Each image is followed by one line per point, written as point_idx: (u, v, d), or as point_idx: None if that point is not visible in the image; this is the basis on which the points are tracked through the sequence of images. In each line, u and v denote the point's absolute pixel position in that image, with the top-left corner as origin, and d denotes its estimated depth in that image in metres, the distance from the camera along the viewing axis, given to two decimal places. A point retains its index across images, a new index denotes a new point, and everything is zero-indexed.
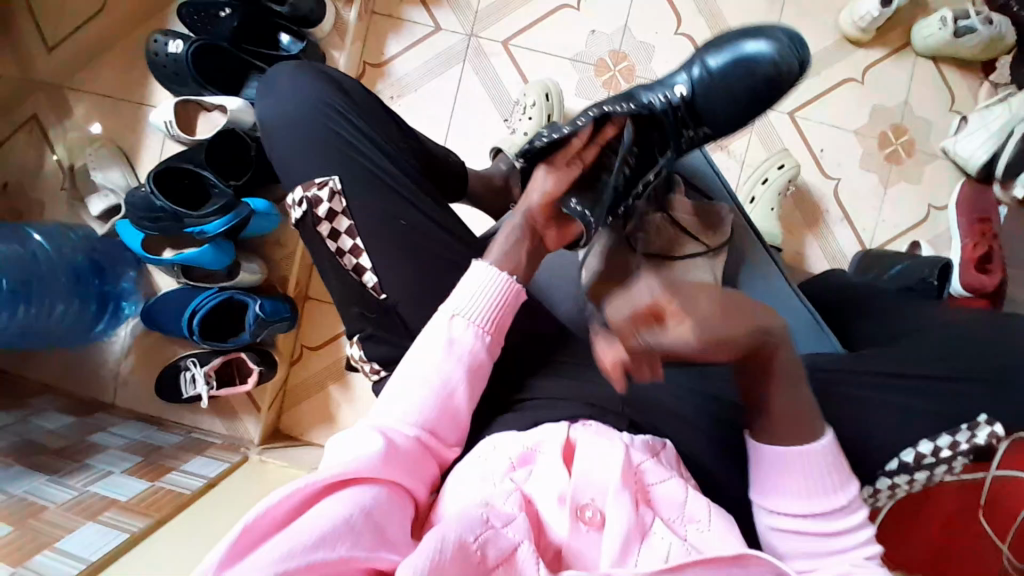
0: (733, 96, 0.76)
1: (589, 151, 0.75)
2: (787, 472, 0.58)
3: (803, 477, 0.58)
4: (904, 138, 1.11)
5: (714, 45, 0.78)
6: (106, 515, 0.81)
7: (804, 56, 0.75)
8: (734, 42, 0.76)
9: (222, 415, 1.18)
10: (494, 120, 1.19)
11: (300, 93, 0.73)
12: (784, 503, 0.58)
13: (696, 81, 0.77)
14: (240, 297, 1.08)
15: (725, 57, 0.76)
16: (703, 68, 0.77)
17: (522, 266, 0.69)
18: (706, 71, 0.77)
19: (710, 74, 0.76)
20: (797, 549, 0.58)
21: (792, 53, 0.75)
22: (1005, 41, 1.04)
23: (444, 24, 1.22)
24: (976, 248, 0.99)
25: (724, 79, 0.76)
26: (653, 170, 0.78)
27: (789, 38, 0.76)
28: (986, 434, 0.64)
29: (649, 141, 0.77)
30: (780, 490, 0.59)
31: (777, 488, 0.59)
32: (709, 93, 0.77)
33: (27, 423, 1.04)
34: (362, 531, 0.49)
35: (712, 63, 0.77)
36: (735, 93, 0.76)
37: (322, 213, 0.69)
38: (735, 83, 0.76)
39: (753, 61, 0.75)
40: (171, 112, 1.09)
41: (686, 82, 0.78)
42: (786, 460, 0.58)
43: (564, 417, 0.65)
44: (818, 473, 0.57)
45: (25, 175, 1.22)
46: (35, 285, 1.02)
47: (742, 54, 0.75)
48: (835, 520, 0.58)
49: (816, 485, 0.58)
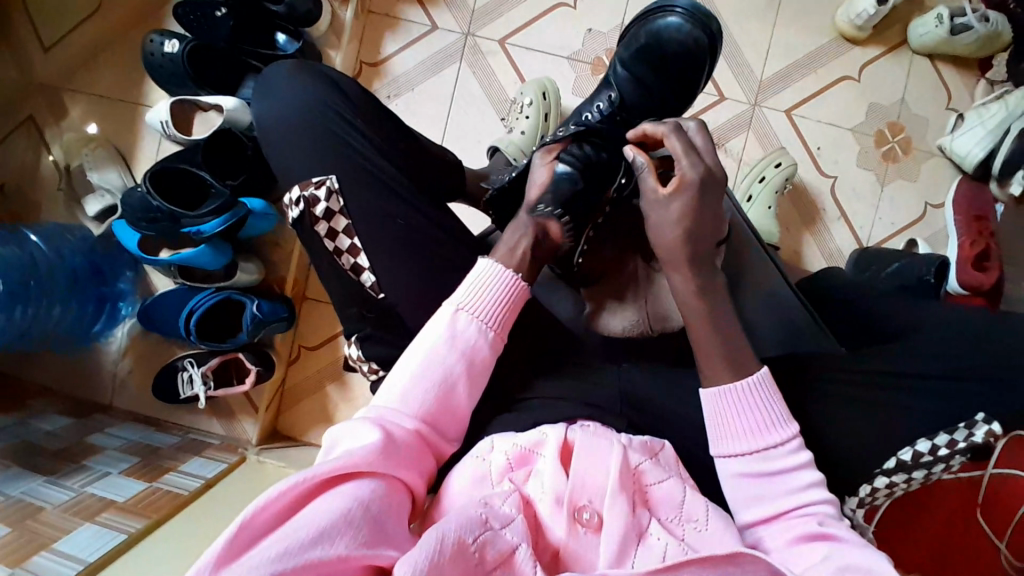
0: (658, 78, 0.77)
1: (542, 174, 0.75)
2: (740, 409, 0.61)
3: (757, 413, 0.61)
4: (901, 136, 1.11)
5: (622, 40, 0.79)
6: (104, 517, 0.81)
7: (713, 24, 0.74)
8: (637, 30, 0.77)
9: (220, 416, 1.18)
10: (491, 119, 1.19)
11: (297, 92, 0.73)
12: (733, 445, 0.61)
13: (620, 80, 0.79)
14: (237, 297, 1.08)
15: (633, 47, 0.77)
16: (620, 66, 0.78)
17: (527, 262, 0.68)
18: (625, 68, 0.78)
19: (628, 69, 0.78)
20: (747, 499, 0.60)
21: (696, 25, 0.74)
22: (1002, 38, 1.04)
23: (440, 23, 1.21)
24: (974, 246, 0.99)
25: (642, 69, 0.77)
26: (622, 172, 0.77)
27: (689, 10, 0.74)
28: (983, 432, 0.64)
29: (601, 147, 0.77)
30: (736, 432, 0.61)
31: (726, 432, 0.61)
32: (635, 86, 0.78)
33: (24, 424, 1.03)
34: (361, 526, 0.48)
35: (628, 59, 0.78)
36: (659, 79, 0.77)
37: (319, 213, 0.69)
38: (655, 71, 0.77)
39: (663, 41, 0.75)
40: (167, 113, 1.08)
41: (612, 87, 0.79)
42: (739, 397, 0.61)
43: (564, 418, 0.65)
44: (769, 407, 0.61)
45: (21, 174, 1.22)
46: (31, 288, 1.01)
47: (648, 38, 0.76)
48: (780, 461, 0.60)
49: (760, 421, 0.61)
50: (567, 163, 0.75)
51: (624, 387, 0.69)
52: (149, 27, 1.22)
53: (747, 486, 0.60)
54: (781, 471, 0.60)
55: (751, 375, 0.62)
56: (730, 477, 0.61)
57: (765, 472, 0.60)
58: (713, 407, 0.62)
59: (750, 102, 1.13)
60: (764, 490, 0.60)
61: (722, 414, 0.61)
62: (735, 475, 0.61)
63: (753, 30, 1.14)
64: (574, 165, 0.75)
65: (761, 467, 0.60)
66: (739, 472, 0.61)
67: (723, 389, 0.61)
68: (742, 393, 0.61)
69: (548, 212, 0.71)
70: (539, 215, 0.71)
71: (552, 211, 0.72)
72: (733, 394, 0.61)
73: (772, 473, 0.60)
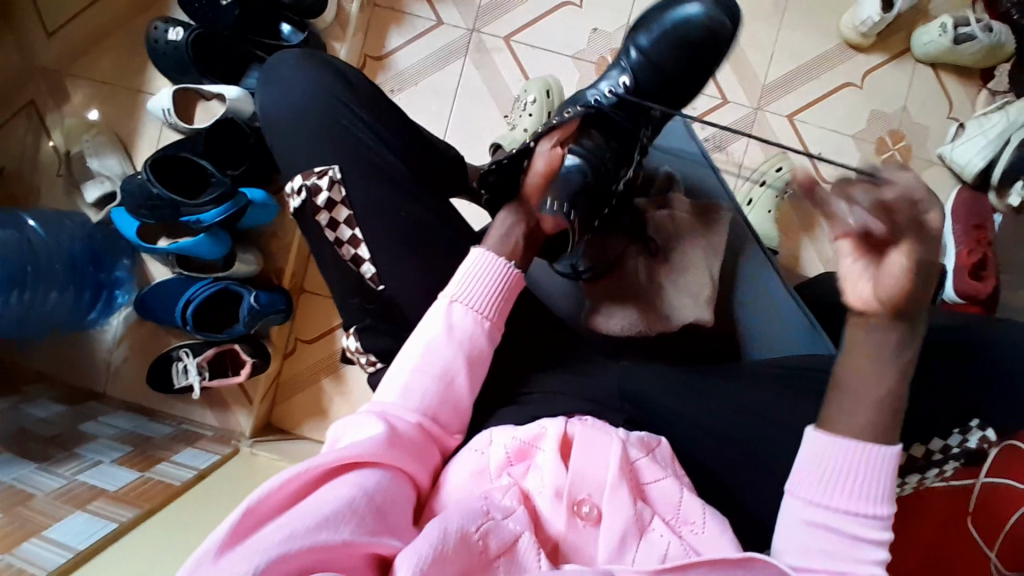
0: (673, 62, 0.81)
1: (540, 162, 0.77)
2: (850, 467, 0.57)
3: (866, 478, 0.57)
4: (901, 143, 1.12)
5: (640, 27, 0.83)
6: (94, 505, 0.80)
7: (733, 12, 0.81)
8: (659, 18, 0.81)
9: (214, 407, 1.18)
10: (493, 115, 1.19)
11: (300, 82, 0.73)
12: (824, 496, 0.57)
13: (636, 64, 0.81)
14: (234, 288, 1.07)
15: (654, 34, 0.81)
16: (637, 50, 0.81)
17: (518, 252, 0.70)
18: (642, 52, 0.81)
19: (646, 53, 0.81)
20: (808, 548, 0.57)
21: (721, 12, 0.80)
22: (1004, 49, 1.04)
23: (446, 19, 1.21)
24: (971, 254, 0.98)
25: (660, 53, 0.81)
26: (630, 168, 0.80)
27: None
28: (977, 438, 0.68)
29: (615, 130, 0.79)
30: (838, 486, 0.57)
31: (819, 480, 0.58)
32: (650, 70, 0.81)
33: (17, 410, 1.03)
34: (365, 514, 0.48)
35: (644, 42, 0.81)
36: (674, 63, 0.81)
37: (321, 201, 0.69)
38: (670, 55, 0.80)
39: (685, 28, 0.80)
40: (169, 100, 1.08)
41: (627, 70, 0.82)
42: (858, 460, 0.57)
43: (562, 412, 0.65)
44: (884, 479, 0.57)
45: (19, 159, 1.21)
46: (29, 274, 1.00)
47: (670, 26, 0.80)
48: (864, 528, 0.56)
49: (868, 488, 0.57)
50: (575, 156, 0.77)
51: (625, 386, 0.69)
52: (151, 14, 1.21)
53: (817, 537, 0.57)
54: (864, 539, 0.56)
55: (884, 448, 0.57)
56: (803, 520, 0.58)
57: (845, 533, 0.56)
58: (821, 453, 0.58)
59: (752, 106, 1.14)
60: (835, 548, 0.56)
61: (831, 465, 0.58)
62: (810, 524, 0.58)
63: (758, 33, 1.14)
64: (585, 157, 0.77)
65: (840, 525, 0.56)
66: (815, 521, 0.57)
67: (846, 442, 0.58)
68: (873, 458, 0.57)
69: (559, 208, 0.74)
70: (549, 210, 0.74)
71: (562, 207, 0.74)
72: (854, 451, 0.57)
73: (849, 535, 0.56)
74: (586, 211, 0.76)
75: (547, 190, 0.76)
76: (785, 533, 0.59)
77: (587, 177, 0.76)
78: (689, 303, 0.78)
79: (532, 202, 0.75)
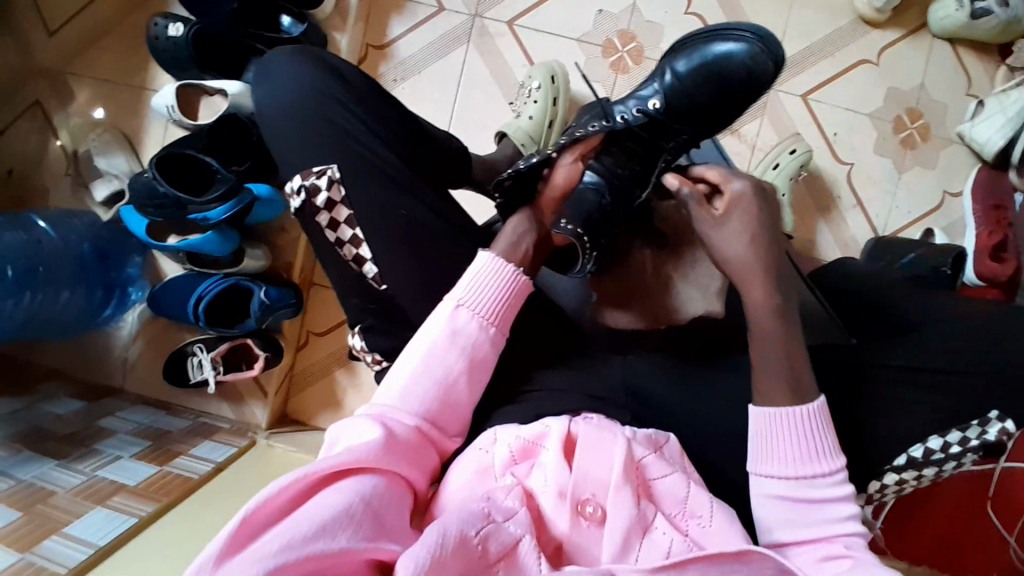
0: (709, 94, 0.77)
1: (559, 173, 0.74)
2: (792, 431, 0.60)
3: (810, 439, 0.60)
4: (919, 122, 1.08)
5: (680, 51, 0.79)
6: (114, 500, 0.82)
7: (778, 51, 0.75)
8: (701, 45, 0.77)
9: (228, 400, 1.19)
10: (497, 103, 1.17)
11: (296, 79, 0.72)
12: (777, 469, 0.60)
13: (668, 88, 0.78)
14: (244, 283, 1.08)
15: (693, 60, 0.77)
16: (672, 74, 0.78)
17: (527, 258, 0.69)
18: (677, 77, 0.77)
19: (681, 79, 0.77)
20: (779, 519, 0.60)
21: (766, 53, 0.75)
22: (1023, 23, 1.00)
23: (447, 4, 1.19)
24: (991, 236, 0.96)
25: (695, 82, 0.77)
26: (647, 188, 0.77)
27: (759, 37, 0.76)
28: (997, 430, 0.64)
29: (635, 150, 0.78)
30: (784, 456, 0.60)
31: (770, 456, 0.60)
32: (682, 99, 0.78)
33: (38, 408, 1.06)
34: (362, 521, 0.49)
35: (681, 68, 0.78)
36: (710, 96, 0.77)
37: (320, 203, 0.69)
38: (706, 88, 0.77)
39: (726, 62, 0.75)
40: (171, 97, 1.07)
41: (658, 92, 0.78)
42: (792, 423, 0.60)
43: (565, 410, 0.66)
44: (819, 438, 0.60)
45: (29, 159, 1.22)
46: (40, 273, 1.02)
47: (711, 56, 0.76)
48: (816, 488, 0.59)
49: (807, 450, 0.60)
50: (593, 173, 0.76)
51: (628, 380, 0.69)
52: (151, 9, 1.20)
53: (784, 509, 0.60)
54: (821, 501, 0.59)
55: (809, 404, 0.60)
56: (764, 496, 0.61)
57: (801, 499, 0.59)
58: (764, 427, 0.61)
59: None
60: (797, 515, 0.59)
61: (772, 432, 0.61)
62: (765, 496, 0.61)
63: (769, 12, 1.10)
64: (601, 175, 0.76)
65: (804, 492, 0.59)
66: (778, 493, 0.60)
67: (777, 411, 0.60)
68: (803, 419, 0.60)
69: (572, 229, 0.72)
70: (561, 230, 0.72)
71: (575, 228, 0.72)
72: (787, 418, 0.60)
73: (814, 500, 0.59)
74: (602, 228, 0.74)
75: (561, 210, 0.74)
76: (758, 514, 0.61)
77: (603, 200, 0.75)
78: (698, 296, 0.74)
79: (547, 217, 0.73)
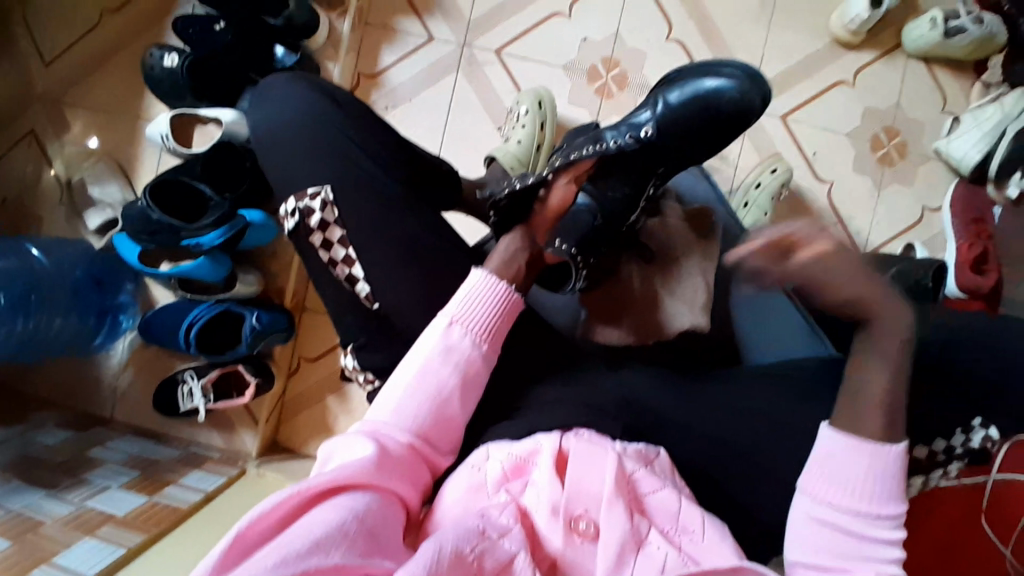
0: (698, 127, 0.79)
1: (554, 195, 0.76)
2: (874, 472, 0.58)
3: (888, 481, 0.58)
4: (896, 140, 1.11)
5: (671, 83, 0.81)
6: (103, 530, 0.80)
7: (765, 88, 0.78)
8: (692, 79, 0.79)
9: (220, 428, 1.18)
10: (487, 128, 1.20)
11: (288, 103, 0.74)
12: (838, 497, 0.58)
13: (660, 118, 0.79)
14: (235, 309, 1.09)
15: (685, 93, 0.79)
16: (665, 104, 0.79)
17: (521, 275, 0.70)
18: (668, 108, 0.79)
19: (673, 110, 0.79)
20: (819, 543, 0.58)
21: (754, 89, 0.78)
22: (996, 41, 1.04)
23: (437, 34, 1.22)
24: (971, 248, 0.99)
25: (686, 114, 0.78)
26: (636, 213, 0.80)
27: (747, 74, 0.78)
28: (981, 437, 0.65)
29: (629, 173, 0.79)
30: (849, 488, 0.58)
31: (833, 483, 0.58)
32: (673, 129, 0.79)
33: (26, 438, 1.05)
34: (356, 537, 0.49)
35: (672, 99, 0.79)
36: (699, 127, 0.79)
37: (314, 222, 0.69)
38: (696, 120, 0.78)
39: (716, 96, 0.77)
40: (166, 126, 1.09)
41: (650, 121, 0.79)
42: (881, 462, 0.58)
43: (558, 425, 0.65)
44: (897, 481, 0.58)
45: (24, 189, 1.23)
46: (33, 300, 1.03)
47: (702, 90, 0.78)
48: (876, 527, 0.57)
49: (881, 489, 0.58)
50: (586, 195, 0.78)
51: (622, 394, 0.69)
52: (146, 39, 1.22)
53: (827, 537, 0.58)
54: (877, 540, 0.57)
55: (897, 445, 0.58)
56: (808, 518, 0.59)
57: (855, 534, 0.57)
58: (838, 452, 0.59)
59: None
60: (845, 548, 0.57)
61: (846, 462, 0.58)
62: (809, 518, 0.59)
63: (749, 35, 1.14)
64: (594, 197, 0.77)
65: (861, 529, 0.57)
66: (829, 521, 0.58)
67: (861, 441, 0.58)
68: (888, 459, 0.58)
69: (568, 249, 0.73)
70: (556, 251, 0.73)
71: (569, 248, 0.74)
72: (873, 454, 0.58)
73: (860, 537, 0.57)
74: (594, 245, 0.77)
75: (555, 230, 0.75)
76: (792, 531, 0.60)
77: (597, 220, 0.76)
78: (685, 311, 0.77)
79: (540, 235, 0.75)
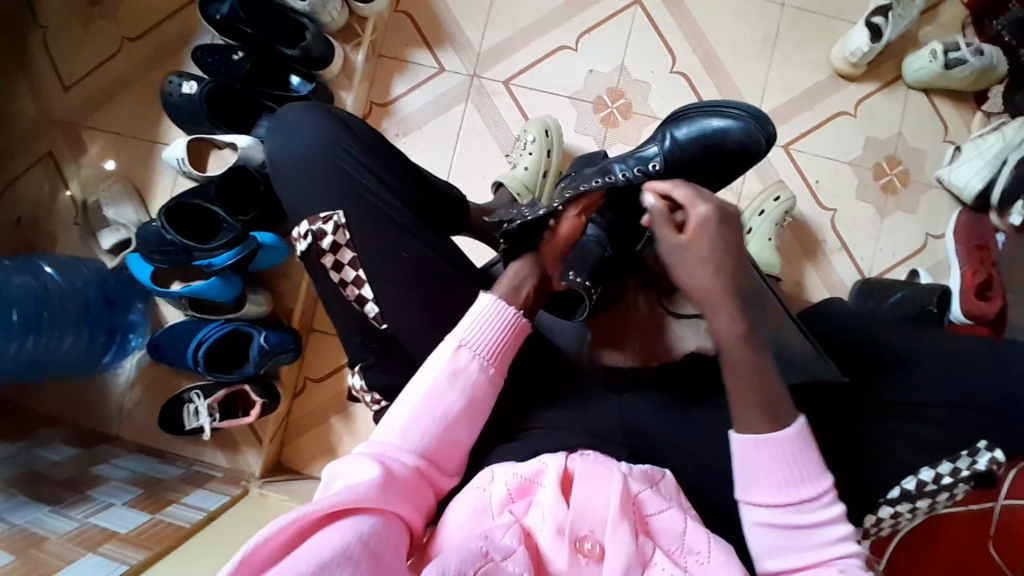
0: (704, 164, 0.80)
1: (565, 224, 0.74)
2: (775, 457, 0.59)
3: (792, 467, 0.59)
4: (898, 169, 1.13)
5: (678, 121, 0.82)
6: (106, 547, 0.80)
7: (769, 130, 0.80)
8: (700, 118, 0.81)
9: (225, 448, 1.18)
10: (494, 155, 1.23)
11: (301, 129, 0.76)
12: (763, 496, 0.59)
13: (668, 152, 0.80)
14: (246, 328, 1.09)
15: (692, 130, 0.80)
16: (673, 139, 0.80)
17: (528, 301, 0.71)
18: (676, 143, 0.80)
19: (681, 146, 0.80)
20: (770, 546, 0.60)
21: (758, 130, 0.80)
22: (997, 71, 1.06)
23: (447, 65, 1.26)
24: (976, 275, 1.00)
25: (693, 150, 0.80)
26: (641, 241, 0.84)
27: (752, 115, 0.81)
28: (986, 460, 0.65)
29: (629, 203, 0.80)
30: (766, 482, 0.60)
31: (756, 482, 0.60)
32: (680, 165, 0.80)
33: (32, 453, 1.05)
34: (359, 560, 0.49)
35: (680, 135, 0.81)
36: (704, 165, 0.80)
37: (326, 245, 0.71)
38: (703, 157, 0.80)
39: (722, 135, 0.79)
40: (182, 150, 1.13)
41: (659, 155, 0.80)
42: (775, 447, 0.59)
43: (564, 446, 0.67)
44: (804, 462, 0.59)
45: (38, 209, 1.25)
46: (45, 318, 1.05)
47: (708, 129, 0.80)
48: (806, 512, 0.59)
49: (792, 474, 0.59)
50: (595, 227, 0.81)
51: (625, 419, 0.69)
52: (167, 68, 1.27)
53: (772, 536, 0.60)
54: (816, 524, 0.59)
55: (787, 428, 0.60)
56: (754, 525, 0.60)
57: (793, 525, 0.59)
58: (747, 454, 0.60)
59: None
60: (792, 541, 0.59)
61: (750, 462, 0.60)
62: (750, 523, 0.61)
63: (751, 67, 1.17)
64: (602, 229, 0.81)
65: (791, 518, 0.59)
66: (764, 520, 0.60)
67: (755, 438, 0.60)
68: (784, 445, 0.59)
69: (579, 281, 0.75)
70: (569, 282, 0.74)
71: (582, 280, 0.75)
72: (767, 444, 0.60)
73: (803, 526, 0.59)
74: (601, 274, 0.80)
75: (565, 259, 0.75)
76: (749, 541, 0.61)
77: (605, 249, 0.81)
78: (691, 335, 0.90)
79: (551, 263, 0.74)
